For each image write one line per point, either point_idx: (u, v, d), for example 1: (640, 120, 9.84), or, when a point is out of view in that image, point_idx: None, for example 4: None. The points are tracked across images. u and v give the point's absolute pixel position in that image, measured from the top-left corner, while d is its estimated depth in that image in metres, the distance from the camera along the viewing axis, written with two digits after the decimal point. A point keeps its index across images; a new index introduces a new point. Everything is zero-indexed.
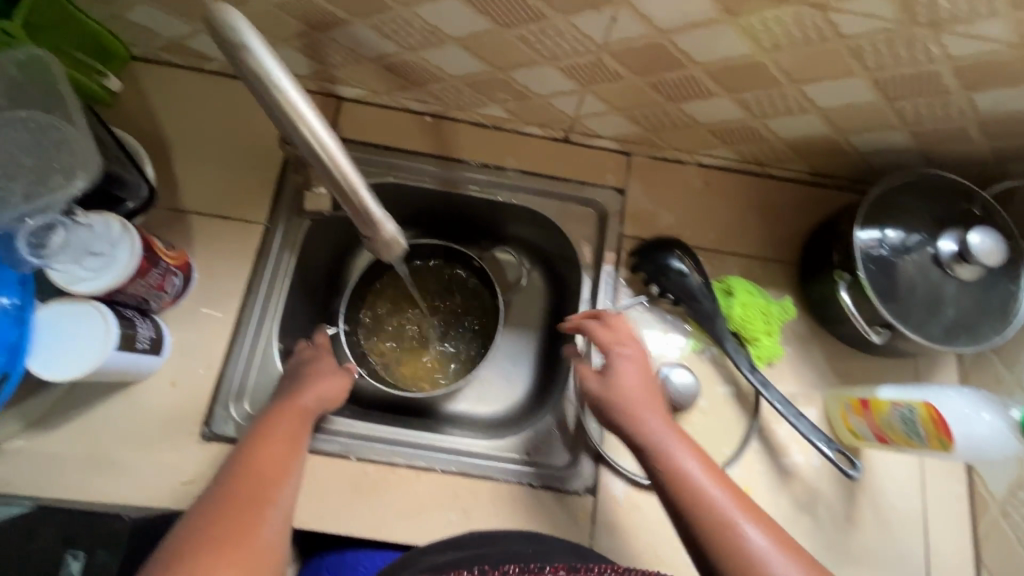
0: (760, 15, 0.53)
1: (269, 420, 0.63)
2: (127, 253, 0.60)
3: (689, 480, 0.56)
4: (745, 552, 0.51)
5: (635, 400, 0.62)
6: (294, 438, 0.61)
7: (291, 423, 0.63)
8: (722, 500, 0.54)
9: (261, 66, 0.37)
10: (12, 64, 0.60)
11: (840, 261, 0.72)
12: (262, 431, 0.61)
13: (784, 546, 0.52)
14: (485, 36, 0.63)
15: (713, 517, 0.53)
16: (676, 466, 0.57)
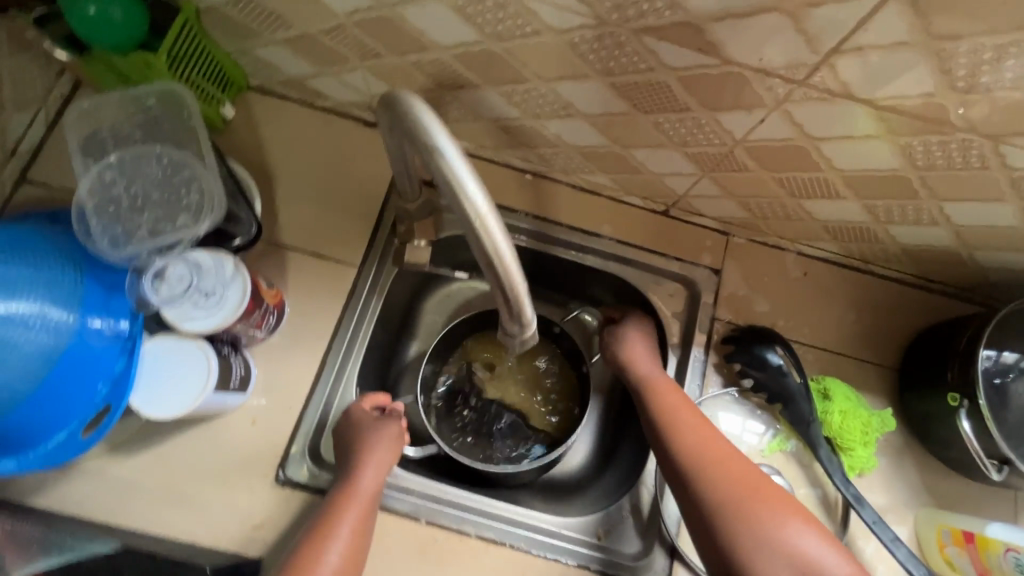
0: (923, 138, 0.51)
1: (329, 515, 0.60)
2: (236, 294, 0.60)
3: (712, 456, 0.63)
4: (763, 521, 0.58)
5: (658, 396, 0.69)
6: (352, 545, 0.59)
7: (351, 521, 0.60)
8: (738, 475, 0.61)
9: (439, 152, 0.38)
10: (152, 99, 0.61)
11: (954, 380, 0.67)
12: (319, 527, 0.59)
13: (795, 514, 0.59)
14: (618, 116, 0.62)
15: (730, 489, 0.60)
16: (698, 444, 0.64)
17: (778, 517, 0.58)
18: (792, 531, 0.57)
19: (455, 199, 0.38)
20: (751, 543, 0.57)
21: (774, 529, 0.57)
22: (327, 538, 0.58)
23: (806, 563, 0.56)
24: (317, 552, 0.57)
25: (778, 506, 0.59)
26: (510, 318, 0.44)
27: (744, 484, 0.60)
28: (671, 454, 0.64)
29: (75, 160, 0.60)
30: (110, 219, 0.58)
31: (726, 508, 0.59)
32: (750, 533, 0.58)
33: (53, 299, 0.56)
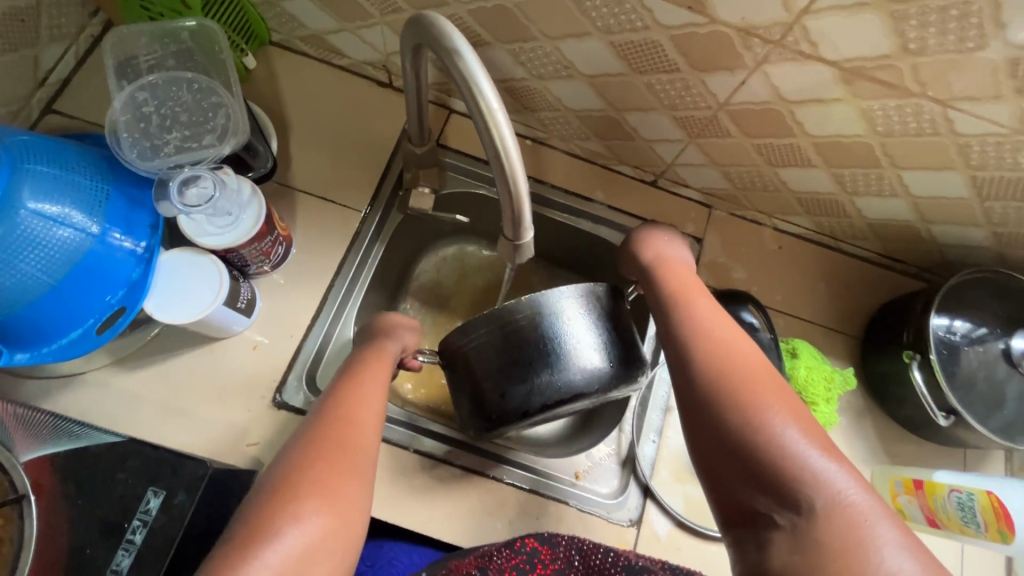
0: (882, 101, 0.58)
1: (356, 368, 0.63)
2: (252, 216, 0.64)
3: (720, 342, 0.57)
4: (755, 408, 0.51)
5: (678, 281, 0.66)
6: (380, 396, 0.60)
7: (377, 372, 0.63)
8: (743, 361, 0.55)
9: (452, 43, 0.44)
10: (186, 32, 0.66)
11: (910, 340, 0.73)
12: (347, 376, 0.61)
13: (796, 414, 0.51)
14: (615, 77, 0.68)
15: (726, 374, 0.54)
16: (708, 328, 0.59)
17: (777, 417, 0.51)
18: (788, 431, 0.50)
19: (471, 94, 0.43)
20: (736, 430, 0.51)
21: (763, 418, 0.51)
22: (360, 384, 0.60)
23: (797, 463, 0.48)
24: (347, 394, 0.58)
25: (778, 402, 0.52)
26: (510, 222, 0.48)
27: (748, 375, 0.54)
28: (674, 334, 0.61)
29: (109, 79, 0.64)
30: (139, 134, 0.63)
31: (719, 394, 0.54)
32: (735, 417, 0.52)
33: (81, 204, 0.59)
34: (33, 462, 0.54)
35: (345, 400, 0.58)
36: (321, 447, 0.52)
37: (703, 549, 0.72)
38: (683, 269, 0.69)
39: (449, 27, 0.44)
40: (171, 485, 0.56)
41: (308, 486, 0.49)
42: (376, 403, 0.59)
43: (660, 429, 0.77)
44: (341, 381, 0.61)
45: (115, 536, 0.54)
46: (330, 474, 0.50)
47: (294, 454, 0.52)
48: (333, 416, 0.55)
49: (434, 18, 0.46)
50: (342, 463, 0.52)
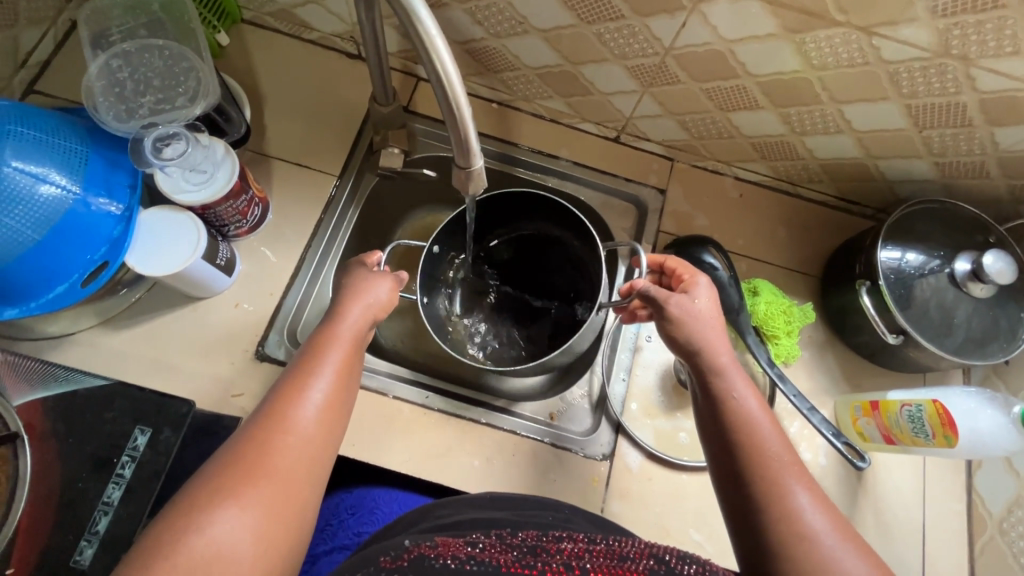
0: (813, 33, 0.62)
1: (315, 358, 0.56)
2: (226, 174, 0.67)
3: (762, 432, 0.54)
4: (789, 503, 0.49)
5: (709, 337, 0.60)
6: (340, 389, 0.56)
7: (338, 359, 0.57)
8: (786, 452, 0.53)
9: None
10: (156, 2, 0.69)
11: (862, 271, 0.77)
12: (303, 367, 0.56)
13: (817, 500, 0.49)
14: (567, 29, 0.72)
15: (764, 467, 0.52)
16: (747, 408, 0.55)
17: (807, 502, 0.49)
18: (815, 517, 0.48)
19: (408, 19, 0.45)
20: (765, 510, 0.50)
21: (800, 514, 0.48)
22: (315, 376, 0.55)
23: (812, 551, 0.46)
24: (302, 387, 0.54)
25: (801, 487, 0.50)
26: (459, 150, 0.52)
27: (776, 453, 0.52)
28: (710, 411, 0.57)
29: (85, 49, 0.68)
30: (115, 99, 0.67)
31: (749, 469, 0.52)
32: (769, 512, 0.49)
33: (62, 166, 0.62)
34: (26, 404, 0.58)
35: (301, 393, 0.53)
36: (261, 449, 0.49)
37: (674, 479, 0.75)
38: (711, 316, 0.62)
39: None
40: (157, 422, 0.59)
41: (247, 492, 0.46)
42: (333, 397, 0.55)
43: (629, 368, 0.80)
44: (297, 374, 0.55)
45: (105, 470, 0.57)
46: (276, 482, 0.48)
47: (238, 452, 0.48)
48: (284, 413, 0.52)
49: None
50: (290, 469, 0.49)
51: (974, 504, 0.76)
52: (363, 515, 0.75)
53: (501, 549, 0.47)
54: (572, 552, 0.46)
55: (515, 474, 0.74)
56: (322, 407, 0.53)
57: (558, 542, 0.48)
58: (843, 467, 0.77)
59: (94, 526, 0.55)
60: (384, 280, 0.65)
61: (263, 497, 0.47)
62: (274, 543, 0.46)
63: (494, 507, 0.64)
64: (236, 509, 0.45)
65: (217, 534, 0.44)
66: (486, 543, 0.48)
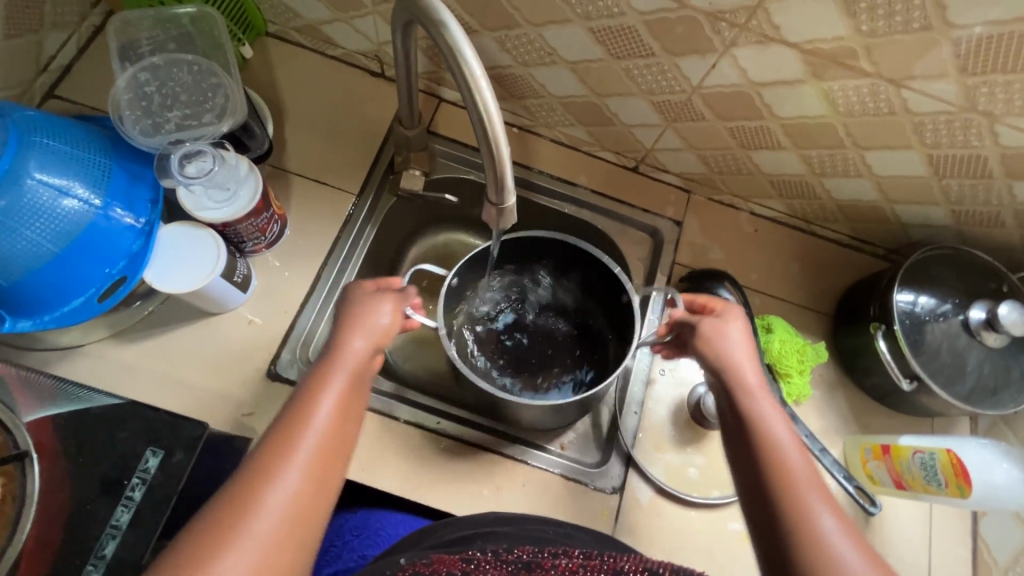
0: (841, 83, 0.63)
1: (309, 397, 0.53)
2: (248, 191, 0.67)
3: (785, 468, 0.52)
4: (817, 541, 0.48)
5: (738, 364, 0.59)
6: (341, 422, 0.52)
7: (336, 395, 0.53)
8: (803, 477, 0.51)
9: (440, 18, 0.48)
10: (187, 17, 0.69)
11: (877, 313, 0.77)
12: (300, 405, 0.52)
13: (850, 532, 0.48)
14: (595, 63, 0.72)
15: (792, 503, 0.50)
16: (771, 439, 0.54)
17: (836, 533, 0.48)
18: (844, 551, 0.47)
19: (455, 62, 0.47)
20: (798, 548, 0.48)
21: (825, 545, 0.47)
22: (307, 410, 0.52)
23: None
24: (302, 419, 0.51)
25: (834, 517, 0.49)
26: (493, 186, 0.52)
27: (796, 487, 0.51)
28: (740, 441, 0.56)
29: (113, 61, 0.68)
30: (141, 112, 0.67)
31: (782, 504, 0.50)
32: (797, 546, 0.48)
33: (83, 178, 0.61)
34: (35, 420, 0.57)
35: (304, 427, 0.50)
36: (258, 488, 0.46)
37: (684, 515, 0.75)
38: (744, 340, 0.61)
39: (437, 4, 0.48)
40: (169, 445, 0.58)
41: (229, 551, 0.43)
42: (335, 427, 0.52)
43: (642, 401, 0.80)
44: (294, 414, 0.51)
45: (114, 492, 0.56)
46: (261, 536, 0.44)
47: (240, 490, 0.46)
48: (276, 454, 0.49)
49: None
50: (280, 517, 0.46)
51: (980, 550, 0.76)
52: (368, 536, 0.74)
53: (495, 564, 0.47)
54: (567, 568, 0.47)
55: (524, 504, 0.73)
56: (324, 443, 0.50)
57: (553, 557, 0.49)
58: (852, 509, 0.77)
59: (100, 550, 0.53)
60: (385, 299, 0.61)
61: (251, 551, 0.44)
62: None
63: (509, 526, 0.62)
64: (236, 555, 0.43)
65: None
66: (484, 560, 0.48)
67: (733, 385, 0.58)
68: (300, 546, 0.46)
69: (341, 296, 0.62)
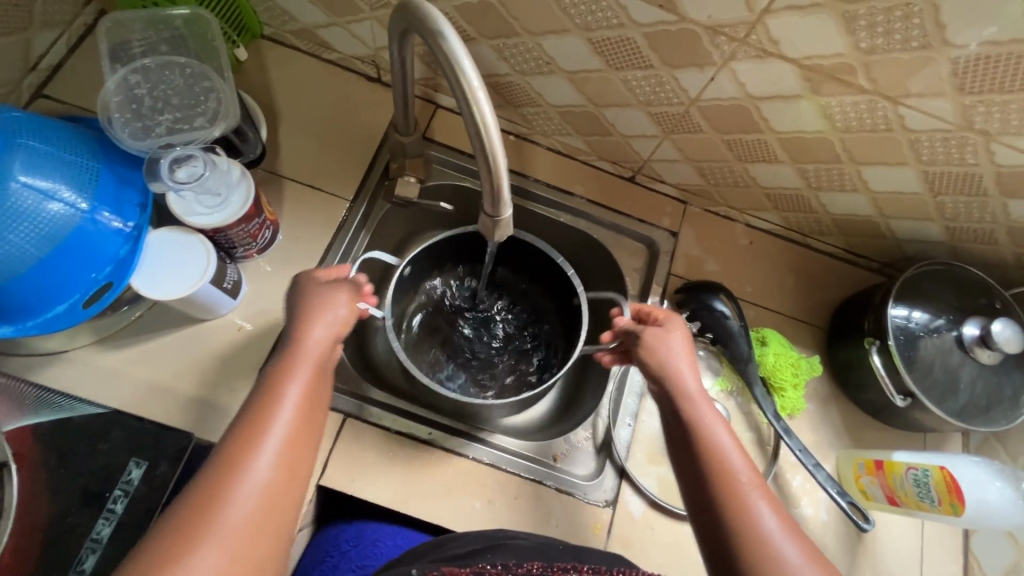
0: (840, 99, 0.63)
1: (270, 386, 0.50)
2: (240, 197, 0.66)
3: (727, 469, 0.51)
4: (763, 545, 0.47)
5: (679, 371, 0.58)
6: (305, 410, 0.49)
7: (300, 385, 0.50)
8: (747, 479, 0.50)
9: (438, 29, 0.47)
10: (180, 19, 0.68)
11: (871, 328, 0.77)
12: (262, 393, 0.49)
13: (791, 529, 0.48)
14: (593, 73, 0.72)
15: (733, 503, 0.49)
16: (714, 442, 0.53)
17: (778, 531, 0.47)
18: (784, 547, 0.47)
19: (453, 74, 0.46)
20: (741, 548, 0.47)
21: (768, 545, 0.47)
22: (272, 398, 0.49)
23: None
24: (259, 410, 0.48)
25: (775, 516, 0.48)
26: (490, 197, 0.51)
27: (740, 487, 0.50)
28: (682, 446, 0.54)
29: (103, 62, 0.67)
30: (131, 115, 0.66)
31: (721, 506, 0.49)
32: (742, 547, 0.47)
33: (70, 181, 0.60)
34: (15, 430, 0.55)
35: (264, 419, 0.47)
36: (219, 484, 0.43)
37: (676, 530, 0.74)
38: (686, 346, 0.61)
39: (436, 16, 0.48)
40: (154, 456, 0.57)
41: (195, 553, 0.41)
42: (302, 420, 0.49)
43: (635, 413, 0.80)
44: (251, 409, 0.48)
45: (96, 505, 0.54)
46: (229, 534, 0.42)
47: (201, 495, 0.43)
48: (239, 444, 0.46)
49: (418, 4, 0.49)
50: (245, 515, 0.43)
51: (971, 565, 0.76)
52: (365, 547, 0.72)
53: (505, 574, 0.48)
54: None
55: (516, 517, 0.72)
56: (289, 439, 0.47)
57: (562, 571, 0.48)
58: (845, 524, 0.76)
59: (80, 564, 0.52)
60: (340, 291, 0.59)
61: (219, 550, 0.41)
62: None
63: (514, 541, 0.61)
64: (201, 555, 0.41)
65: None
66: (491, 574, 0.48)
67: (673, 389, 0.57)
68: (272, 540, 0.44)
69: (291, 287, 0.59)
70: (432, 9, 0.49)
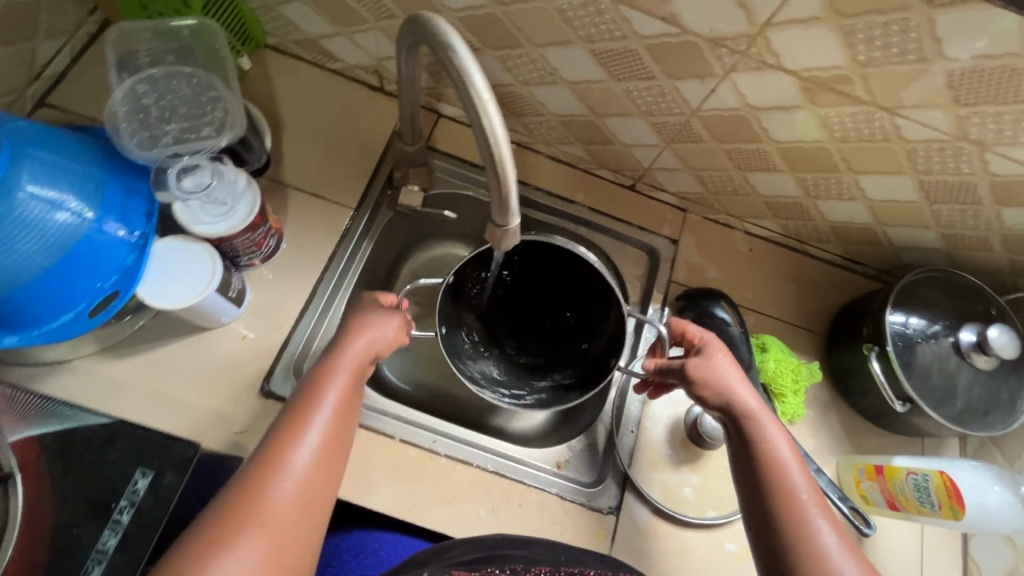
0: (838, 110, 0.64)
1: (310, 398, 0.54)
2: (246, 206, 0.66)
3: (787, 485, 0.54)
4: (823, 558, 0.50)
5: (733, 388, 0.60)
6: (338, 425, 0.54)
7: (336, 398, 0.55)
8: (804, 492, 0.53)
9: (448, 42, 0.48)
10: (186, 29, 0.68)
11: (869, 334, 0.78)
12: (297, 406, 0.54)
13: (849, 546, 0.51)
14: (595, 84, 0.73)
15: (790, 516, 0.53)
16: (775, 459, 0.56)
17: (837, 546, 0.51)
18: (843, 562, 0.50)
19: (463, 85, 0.47)
20: (798, 560, 0.51)
21: (827, 559, 0.50)
22: (310, 411, 0.53)
23: None
24: (302, 423, 0.52)
25: (834, 532, 0.52)
26: (498, 207, 0.52)
27: (798, 500, 0.53)
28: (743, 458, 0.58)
29: (110, 72, 0.67)
30: (138, 125, 0.66)
31: (778, 517, 0.53)
32: (800, 558, 0.51)
33: (77, 191, 0.59)
34: (20, 440, 0.55)
35: (301, 432, 0.52)
36: (254, 487, 0.48)
37: (679, 536, 0.74)
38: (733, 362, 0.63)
39: (445, 28, 0.48)
40: (160, 466, 0.57)
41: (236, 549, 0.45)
42: (331, 434, 0.53)
43: (638, 420, 0.80)
44: (291, 419, 0.53)
45: (101, 516, 0.54)
46: (266, 536, 0.46)
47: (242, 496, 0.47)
48: (276, 452, 0.50)
49: (426, 17, 0.50)
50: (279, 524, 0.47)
51: (970, 568, 0.77)
52: (365, 555, 0.73)
53: None
54: None
55: (520, 524, 0.72)
56: (320, 450, 0.52)
57: None
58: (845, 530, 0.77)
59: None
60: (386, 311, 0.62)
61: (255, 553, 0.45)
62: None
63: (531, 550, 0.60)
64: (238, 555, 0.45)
65: None
66: None
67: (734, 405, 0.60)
68: (301, 546, 0.48)
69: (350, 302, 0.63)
70: (441, 21, 0.49)
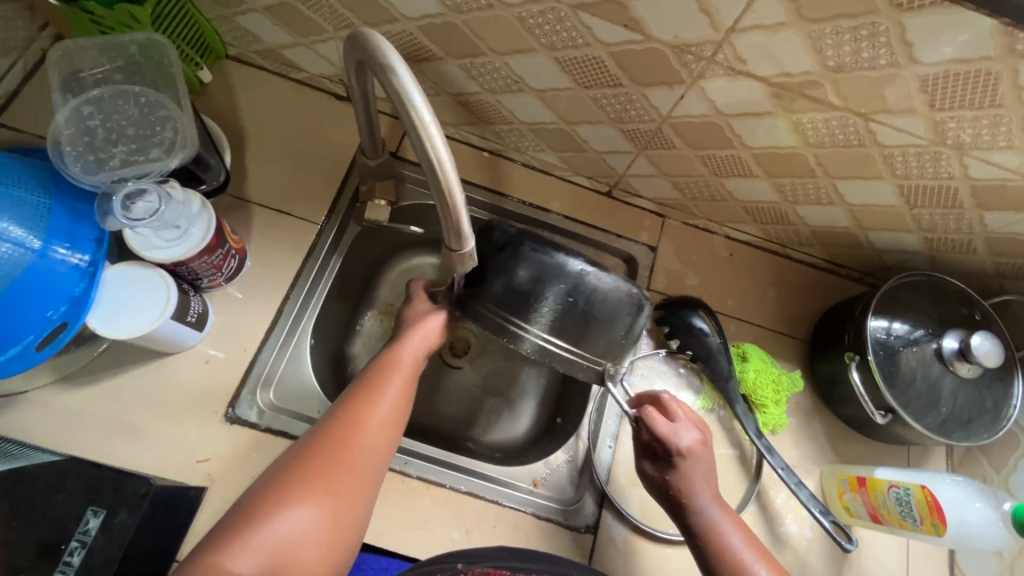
0: (811, 115, 0.62)
1: (377, 380, 0.64)
2: (201, 229, 0.64)
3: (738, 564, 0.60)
4: None
5: (692, 476, 0.64)
6: (397, 410, 0.64)
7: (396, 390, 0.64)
8: (745, 553, 0.61)
9: (387, 61, 0.46)
10: (134, 45, 0.66)
11: (851, 342, 0.76)
12: (362, 395, 0.63)
13: None
14: (562, 91, 0.70)
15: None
16: (728, 547, 0.61)
17: None
18: None
19: (404, 108, 0.44)
20: None
21: None
22: (377, 394, 0.63)
23: None
24: (369, 400, 0.62)
25: None
26: (449, 231, 0.49)
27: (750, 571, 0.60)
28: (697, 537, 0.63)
29: (53, 93, 0.65)
30: (83, 147, 0.63)
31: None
32: None
33: (19, 220, 0.57)
34: None
35: (367, 410, 0.62)
36: (326, 448, 0.58)
37: (658, 553, 0.73)
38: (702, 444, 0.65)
39: (385, 47, 0.46)
40: (113, 503, 0.55)
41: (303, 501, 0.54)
42: (391, 419, 0.63)
43: (616, 435, 0.78)
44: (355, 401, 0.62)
45: (51, 559, 0.52)
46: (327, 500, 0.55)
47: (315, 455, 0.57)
48: (346, 419, 0.61)
49: (365, 35, 0.47)
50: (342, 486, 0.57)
51: None
52: None
53: None
54: None
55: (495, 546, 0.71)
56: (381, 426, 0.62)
57: None
58: (829, 542, 0.76)
59: None
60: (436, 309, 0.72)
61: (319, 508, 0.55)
62: (343, 531, 0.56)
63: (537, 561, 0.61)
64: (302, 509, 0.54)
65: (288, 528, 0.53)
66: None
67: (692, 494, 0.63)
68: (352, 510, 0.57)
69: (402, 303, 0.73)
70: (380, 38, 0.47)
